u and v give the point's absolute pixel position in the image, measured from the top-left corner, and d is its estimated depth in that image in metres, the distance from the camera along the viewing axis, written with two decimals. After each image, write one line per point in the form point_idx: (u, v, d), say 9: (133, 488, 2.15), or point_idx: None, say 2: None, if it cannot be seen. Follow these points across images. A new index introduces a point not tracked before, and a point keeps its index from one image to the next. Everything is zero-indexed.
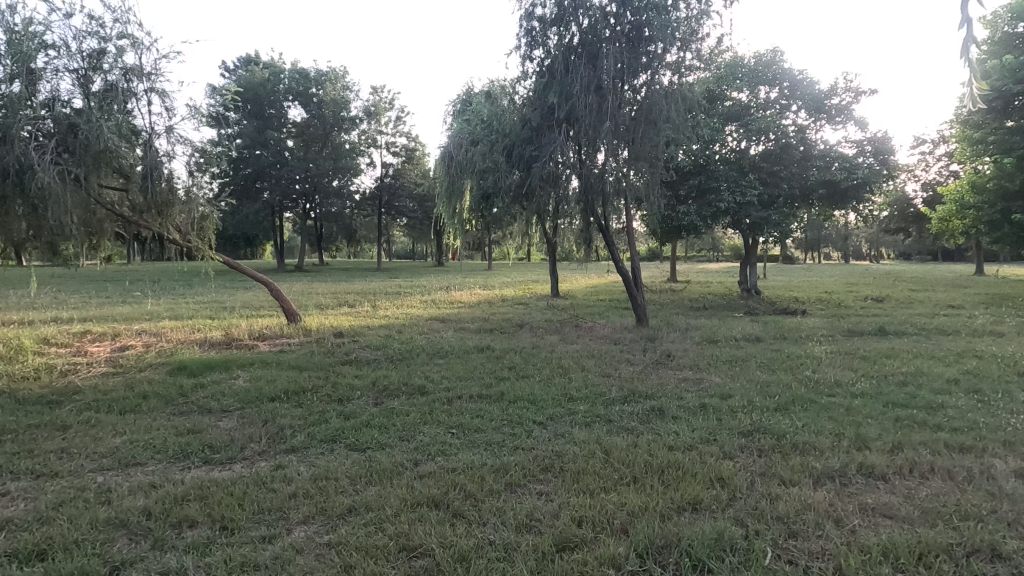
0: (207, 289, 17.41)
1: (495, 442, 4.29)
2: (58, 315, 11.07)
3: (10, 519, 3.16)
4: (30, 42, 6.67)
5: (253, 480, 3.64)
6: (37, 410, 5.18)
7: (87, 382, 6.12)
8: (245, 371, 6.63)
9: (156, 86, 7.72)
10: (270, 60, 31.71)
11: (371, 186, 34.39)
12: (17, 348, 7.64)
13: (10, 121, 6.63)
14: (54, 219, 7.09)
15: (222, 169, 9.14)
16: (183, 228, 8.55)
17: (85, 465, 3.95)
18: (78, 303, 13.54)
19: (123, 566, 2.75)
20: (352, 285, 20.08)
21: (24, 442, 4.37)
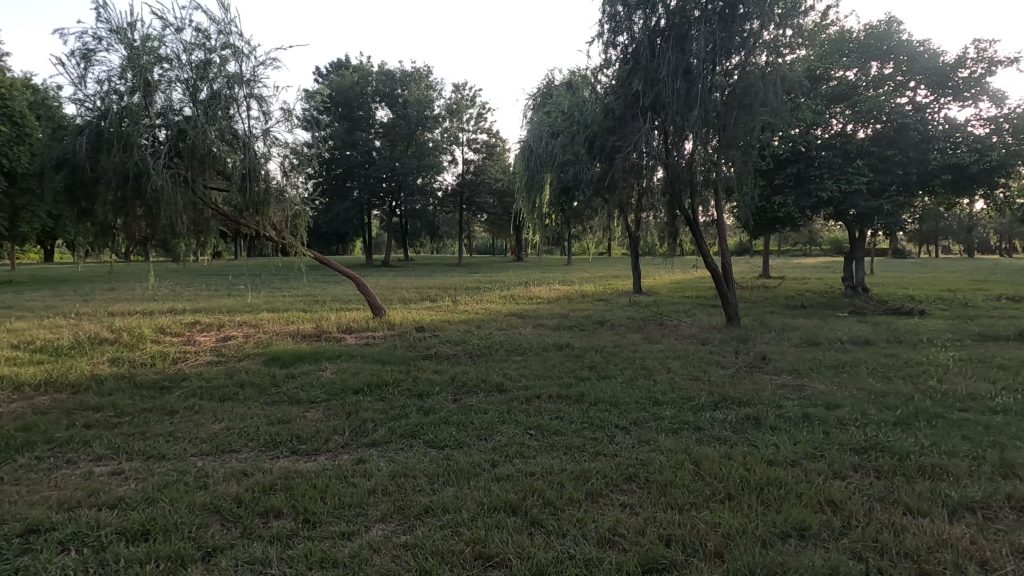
0: (301, 284, 18.49)
1: (576, 447, 4.10)
2: (174, 307, 12.17)
3: (121, 498, 3.39)
4: (147, 56, 7.30)
5: (335, 474, 3.69)
6: (150, 395, 5.65)
7: (193, 370, 6.60)
8: (332, 364, 6.88)
9: (254, 92, 8.19)
10: (359, 64, 33.20)
11: (453, 182, 35.12)
12: (139, 337, 8.42)
13: (131, 130, 7.30)
14: (167, 218, 7.73)
15: (315, 169, 9.56)
16: (279, 226, 9.04)
17: (187, 449, 4.21)
18: (193, 295, 14.87)
19: (214, 552, 2.85)
20: (434, 280, 20.54)
21: (138, 425, 4.74)
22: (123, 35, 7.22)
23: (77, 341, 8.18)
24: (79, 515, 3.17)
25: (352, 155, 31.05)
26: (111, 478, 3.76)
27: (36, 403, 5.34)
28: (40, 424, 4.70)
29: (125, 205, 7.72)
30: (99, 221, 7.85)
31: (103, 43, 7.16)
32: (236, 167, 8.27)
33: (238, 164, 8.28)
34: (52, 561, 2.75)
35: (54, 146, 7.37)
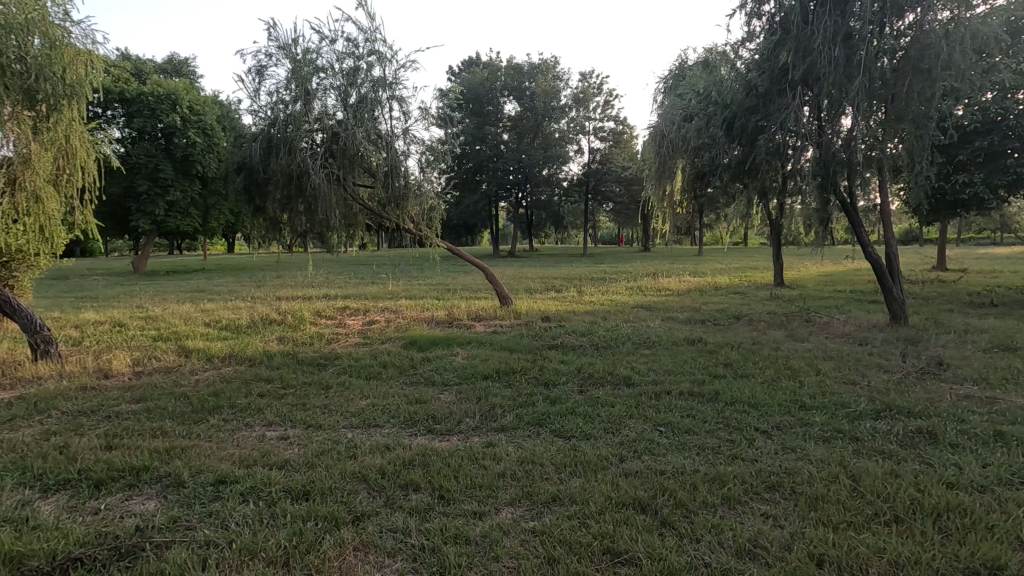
0: (435, 273, 19.59)
1: (710, 448, 3.86)
2: (328, 293, 13.59)
3: (288, 460, 3.86)
4: (307, 67, 8.13)
5: (467, 455, 3.86)
6: (309, 370, 6.36)
7: (344, 350, 7.32)
8: (463, 349, 7.21)
9: (396, 94, 8.75)
10: (489, 61, 34.19)
11: (579, 172, 34.86)
12: (300, 319, 9.52)
13: (294, 135, 8.21)
14: (323, 213, 8.61)
15: (448, 164, 9.99)
16: (416, 219, 9.63)
17: (339, 421, 4.67)
18: (343, 283, 16.47)
19: (362, 517, 3.12)
20: (559, 271, 20.57)
21: (300, 396, 5.38)
22: (289, 50, 8.11)
23: (252, 322, 9.46)
24: (256, 472, 3.66)
25: (481, 150, 32.14)
26: (280, 442, 4.29)
27: (223, 373, 6.29)
28: (226, 391, 5.52)
29: (290, 202, 8.74)
30: (270, 216, 8.97)
31: (272, 58, 8.11)
32: (380, 165, 8.94)
33: (381, 162, 8.95)
34: (236, 509, 3.21)
35: (235, 152, 8.53)
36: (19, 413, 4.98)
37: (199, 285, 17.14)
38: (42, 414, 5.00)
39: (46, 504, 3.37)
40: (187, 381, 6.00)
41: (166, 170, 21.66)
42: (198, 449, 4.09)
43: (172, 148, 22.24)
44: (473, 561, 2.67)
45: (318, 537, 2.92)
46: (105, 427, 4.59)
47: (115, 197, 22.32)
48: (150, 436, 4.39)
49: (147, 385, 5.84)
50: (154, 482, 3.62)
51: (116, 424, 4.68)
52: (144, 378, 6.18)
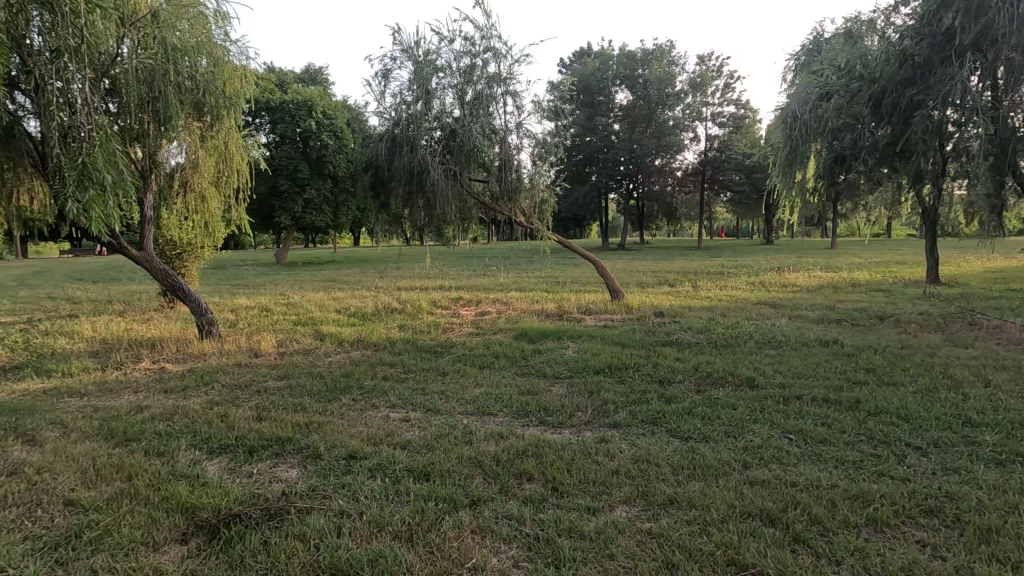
0: (544, 266, 19.71)
1: (851, 462, 3.48)
2: (443, 284, 14.22)
3: (410, 441, 4.09)
4: (427, 68, 8.49)
5: (580, 449, 3.84)
6: (428, 357, 6.70)
7: (459, 339, 7.61)
8: (573, 342, 7.18)
9: (509, 89, 8.84)
10: (600, 51, 33.60)
11: (695, 161, 33.13)
12: (418, 309, 10.05)
13: (415, 134, 8.65)
14: (441, 208, 9.01)
15: (559, 157, 9.93)
16: (528, 212, 9.73)
17: (456, 408, 4.86)
18: (456, 274, 17.13)
19: (479, 502, 3.21)
20: (672, 264, 19.73)
21: (420, 381, 5.68)
22: (411, 53, 8.52)
23: (376, 310, 10.15)
24: (382, 450, 3.92)
25: (591, 141, 31.72)
26: (402, 423, 4.56)
27: (352, 356, 6.83)
28: (354, 373, 5.99)
29: (410, 198, 9.26)
30: (393, 212, 9.57)
31: (397, 61, 8.58)
32: (493, 159, 9.14)
33: (495, 157, 9.14)
34: (365, 484, 3.45)
35: (364, 152, 9.18)
36: (191, 384, 5.80)
37: (331, 275, 18.77)
38: (207, 386, 5.76)
39: (211, 464, 3.87)
40: (321, 363, 6.60)
41: (303, 170, 23.92)
42: (332, 425, 4.48)
43: (309, 150, 24.51)
44: (587, 556, 2.65)
45: (439, 516, 3.06)
46: (256, 400, 5.18)
47: (262, 196, 25.11)
48: (293, 411, 4.89)
49: (290, 364, 6.52)
50: (295, 453, 4.01)
51: (264, 398, 5.27)
52: (286, 358, 6.90)
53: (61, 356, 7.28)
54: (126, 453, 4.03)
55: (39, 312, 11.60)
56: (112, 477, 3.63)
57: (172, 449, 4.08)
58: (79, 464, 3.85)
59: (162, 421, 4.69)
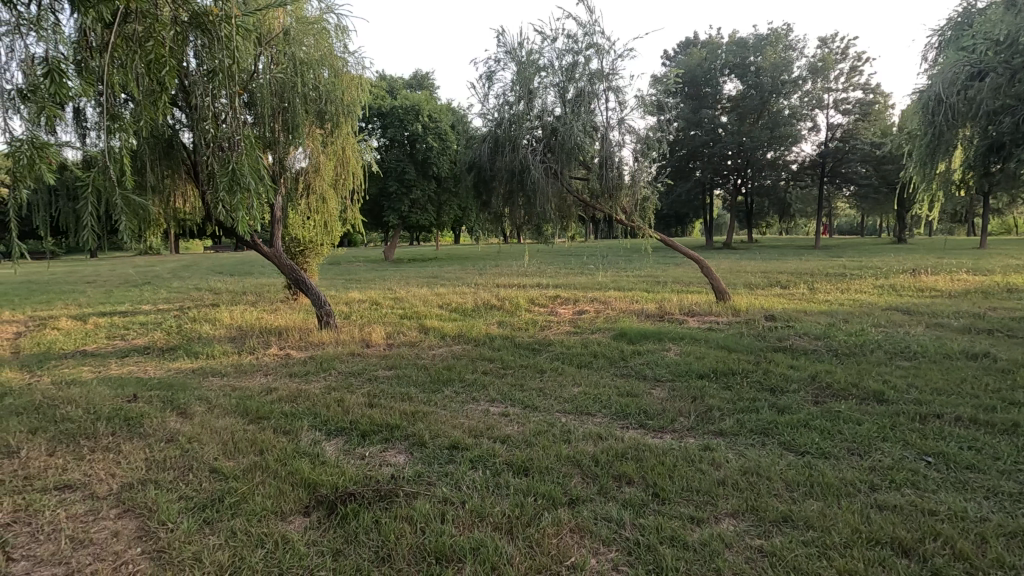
0: (644, 264, 19.19)
1: (1006, 494, 3.04)
2: (540, 282, 14.31)
3: (510, 436, 4.16)
4: (530, 68, 8.58)
5: (682, 456, 3.69)
6: (527, 354, 6.79)
7: (557, 337, 7.62)
8: (675, 345, 6.93)
9: (612, 85, 8.66)
10: (708, 40, 32.06)
11: (813, 153, 30.53)
12: (516, 306, 10.21)
13: (517, 134, 8.80)
14: (541, 206, 9.08)
15: (663, 152, 9.59)
16: (629, 210, 9.49)
17: (554, 406, 4.88)
18: (554, 272, 17.16)
19: (577, 502, 3.20)
20: (785, 265, 18.36)
21: (518, 378, 5.77)
22: (515, 54, 8.65)
23: (477, 306, 10.45)
24: (482, 443, 4.04)
25: (696, 135, 30.40)
26: (501, 417, 4.67)
27: (454, 350, 7.09)
28: (457, 366, 6.21)
29: (511, 197, 9.41)
30: (494, 210, 9.79)
31: (501, 63, 8.76)
32: (594, 157, 9.03)
33: (595, 154, 9.02)
34: (467, 474, 3.57)
35: (467, 152, 9.50)
36: (312, 369, 6.34)
37: (434, 271, 19.58)
38: (325, 372, 6.28)
39: (329, 445, 4.20)
40: (426, 355, 6.92)
41: (410, 172, 25.17)
42: (436, 415, 4.68)
43: (415, 152, 25.76)
44: (691, 568, 2.54)
45: (537, 512, 3.09)
46: (368, 388, 5.55)
47: (373, 197, 26.77)
48: (401, 399, 5.18)
49: (398, 355, 6.91)
50: (402, 439, 4.24)
51: (375, 386, 5.64)
52: (394, 349, 7.31)
53: (206, 340, 8.26)
54: (258, 429, 4.49)
55: (189, 301, 13.26)
56: (247, 450, 4.06)
57: (297, 428, 4.49)
58: (221, 436, 4.35)
59: (287, 402, 5.17)
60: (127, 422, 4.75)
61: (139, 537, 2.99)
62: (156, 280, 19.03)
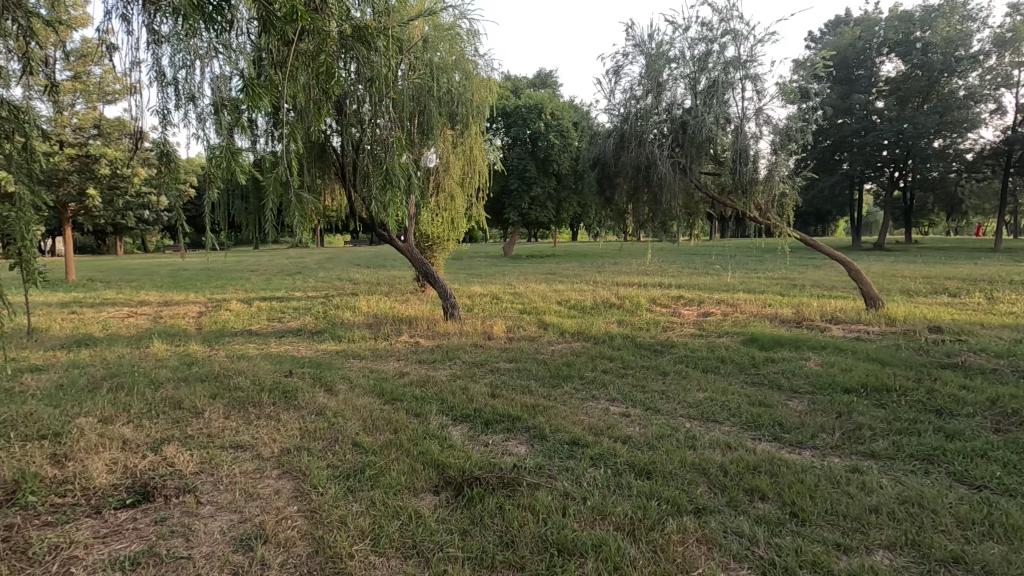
0: (778, 266, 17.76)
1: None
2: (662, 281, 13.83)
3: (631, 437, 4.09)
4: (660, 60, 8.31)
5: (825, 475, 3.37)
6: (648, 354, 6.61)
7: (680, 339, 7.33)
8: (816, 354, 6.32)
9: (749, 73, 8.07)
10: (863, 16, 28.74)
11: (995, 139, 26.12)
12: (636, 305, 9.98)
13: (643, 128, 8.57)
14: (667, 202, 8.74)
15: (805, 144, 8.75)
16: (765, 207, 8.80)
17: (677, 410, 4.70)
18: (676, 272, 16.50)
19: (704, 511, 3.06)
20: (955, 270, 15.91)
21: (639, 378, 5.63)
22: (644, 47, 8.43)
23: (596, 304, 10.37)
24: (603, 441, 4.01)
25: (845, 123, 27.51)
26: (622, 417, 4.59)
27: (573, 347, 7.11)
28: (576, 363, 6.23)
29: (636, 193, 9.18)
30: (617, 207, 9.63)
31: (629, 57, 8.58)
32: (727, 151, 8.44)
33: (728, 148, 8.43)
34: (587, 471, 3.57)
35: (592, 149, 9.45)
36: (439, 357, 6.73)
37: (552, 267, 19.77)
38: (451, 361, 6.62)
39: (455, 430, 4.43)
40: (546, 350, 7.02)
41: (532, 169, 25.57)
42: (556, 410, 4.73)
43: (537, 150, 26.12)
44: None
45: (661, 517, 3.00)
46: (491, 379, 5.76)
47: (495, 194, 27.59)
48: (521, 392, 5.30)
49: (518, 348, 7.08)
50: (523, 431, 4.34)
51: (497, 377, 5.84)
52: (514, 343, 7.51)
53: (347, 325, 9.11)
54: (393, 410, 4.86)
55: (333, 289, 14.67)
56: (383, 428, 4.41)
57: (426, 412, 4.78)
58: (361, 413, 4.78)
59: (417, 387, 5.54)
60: (285, 394, 5.40)
61: (295, 496, 3.38)
62: (306, 270, 21.32)
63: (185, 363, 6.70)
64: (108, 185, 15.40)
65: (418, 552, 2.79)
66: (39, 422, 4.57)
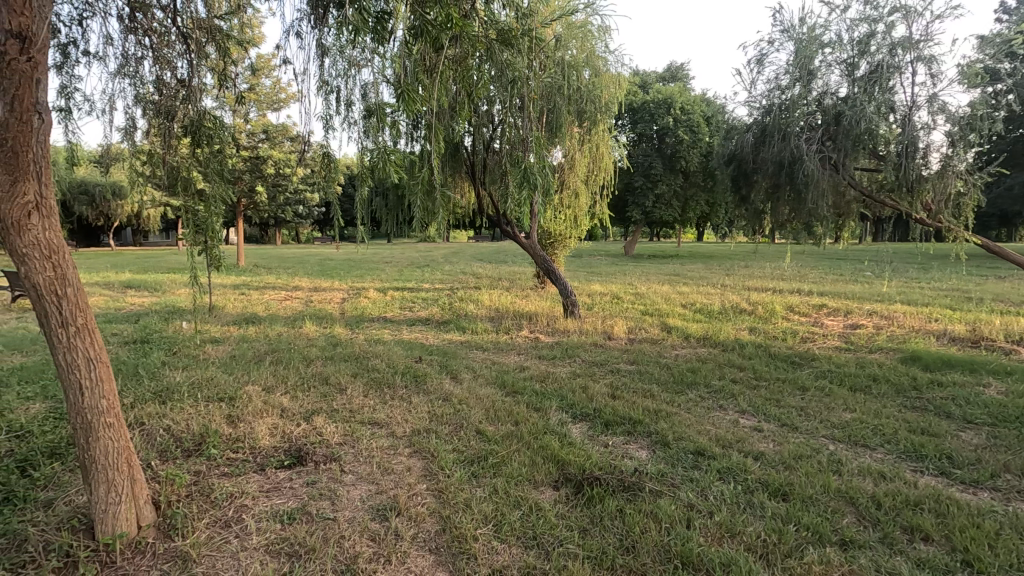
0: (947, 276, 15.43)
1: None
2: (801, 287, 12.66)
3: (764, 454, 3.80)
4: (812, 45, 7.59)
5: (1009, 524, 2.88)
6: (784, 367, 6.09)
7: (823, 352, 6.67)
8: (998, 381, 5.40)
9: (923, 54, 7.08)
10: None
11: None
12: (771, 312, 9.24)
13: (788, 121, 7.89)
14: (813, 202, 7.94)
15: (994, 135, 7.45)
16: (935, 208, 7.64)
17: (819, 429, 4.28)
18: (818, 278, 15.02)
19: (852, 545, 2.76)
20: None
21: (773, 392, 5.22)
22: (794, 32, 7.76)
23: (724, 309, 9.77)
24: (732, 455, 3.78)
25: None
26: (753, 432, 4.29)
27: (699, 353, 6.77)
28: (702, 370, 5.93)
29: (777, 191, 8.47)
30: (754, 206, 8.97)
31: (775, 44, 7.94)
32: (890, 144, 7.48)
33: (892, 141, 7.47)
34: (714, 484, 3.39)
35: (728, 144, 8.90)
36: (558, 354, 6.77)
37: (675, 268, 18.97)
38: (570, 358, 6.64)
39: (574, 427, 4.43)
40: (669, 354, 6.77)
41: (658, 166, 24.70)
42: (680, 417, 4.54)
43: (664, 147, 25.20)
44: None
45: (800, 544, 2.77)
46: (611, 379, 5.67)
47: (618, 192, 27.07)
48: (642, 395, 5.16)
49: (639, 350, 6.90)
50: (644, 435, 4.22)
51: (617, 378, 5.74)
52: (635, 344, 7.33)
53: (471, 317, 9.51)
54: (514, 402, 4.99)
55: (457, 282, 15.39)
56: (505, 419, 4.54)
57: (546, 407, 4.84)
58: (483, 402, 4.97)
59: (538, 382, 5.63)
60: (415, 379, 5.77)
61: (424, 475, 3.61)
62: (434, 263, 22.58)
63: (331, 344, 7.43)
64: (272, 183, 17.54)
65: (539, 544, 2.85)
66: (218, 386, 5.35)
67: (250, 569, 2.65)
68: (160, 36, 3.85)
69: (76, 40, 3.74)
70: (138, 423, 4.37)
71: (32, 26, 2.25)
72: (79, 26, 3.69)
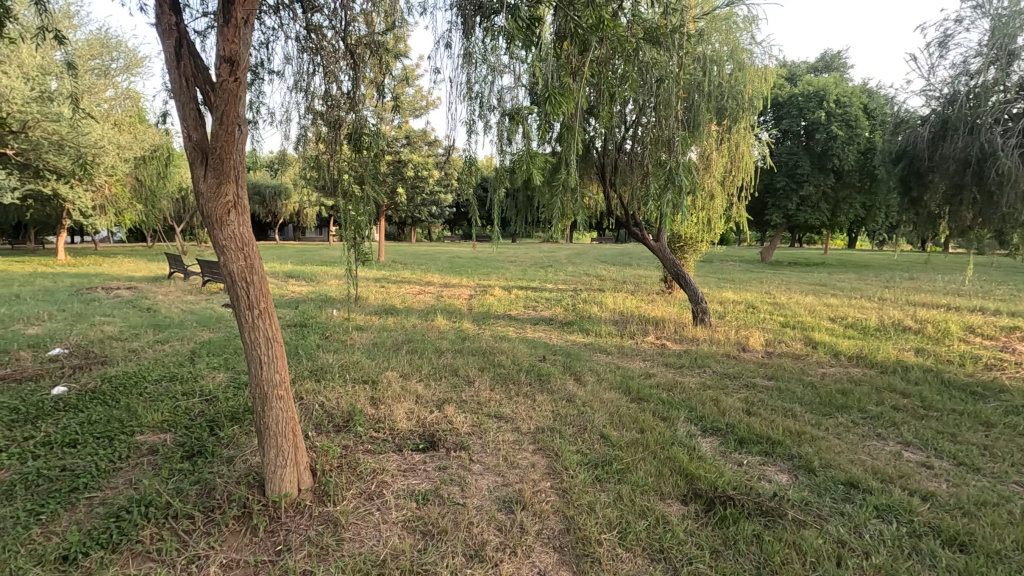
0: None
1: None
2: (985, 305, 10.80)
3: (935, 494, 3.31)
4: (1014, 21, 6.44)
5: None
6: (963, 397, 5.23)
7: (1015, 382, 5.64)
8: None
9: None
10: None
11: None
12: (944, 332, 8.02)
13: (978, 111, 6.78)
14: (1008, 205, 6.74)
15: None
16: None
17: (1010, 474, 3.62)
18: (1007, 295, 12.72)
19: None
20: None
21: (948, 424, 4.51)
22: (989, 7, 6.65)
23: (883, 325, 8.67)
24: (894, 491, 3.34)
25: None
26: (921, 468, 3.75)
27: (851, 373, 6.06)
28: (855, 393, 5.30)
29: (958, 193, 7.32)
30: (927, 209, 7.86)
31: (964, 23, 6.86)
32: None
33: None
34: (870, 521, 3.02)
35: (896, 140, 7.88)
36: (687, 363, 6.47)
37: (822, 278, 17.18)
38: (700, 368, 6.30)
39: (705, 441, 4.21)
40: (814, 372, 6.15)
41: (804, 165, 22.50)
42: (828, 442, 4.11)
43: (813, 143, 22.89)
44: None
45: None
46: (746, 394, 5.29)
47: (757, 193, 25.15)
48: (782, 414, 4.75)
49: (779, 366, 6.35)
50: (785, 458, 3.88)
51: (753, 394, 5.34)
52: (774, 359, 6.77)
53: (595, 320, 9.44)
54: (640, 409, 4.86)
55: (581, 284, 15.35)
56: (630, 426, 4.45)
57: (674, 417, 4.65)
58: (608, 407, 4.91)
59: (665, 390, 5.42)
60: (540, 377, 5.86)
61: (548, 473, 3.65)
62: (557, 264, 22.77)
63: (460, 338, 7.81)
64: (410, 185, 18.82)
65: (665, 558, 2.75)
66: (362, 370, 5.87)
67: (390, 541, 2.88)
68: (329, 54, 4.30)
69: (263, 61, 4.31)
70: (298, 397, 4.95)
71: (240, 51, 2.61)
72: (266, 48, 4.24)
